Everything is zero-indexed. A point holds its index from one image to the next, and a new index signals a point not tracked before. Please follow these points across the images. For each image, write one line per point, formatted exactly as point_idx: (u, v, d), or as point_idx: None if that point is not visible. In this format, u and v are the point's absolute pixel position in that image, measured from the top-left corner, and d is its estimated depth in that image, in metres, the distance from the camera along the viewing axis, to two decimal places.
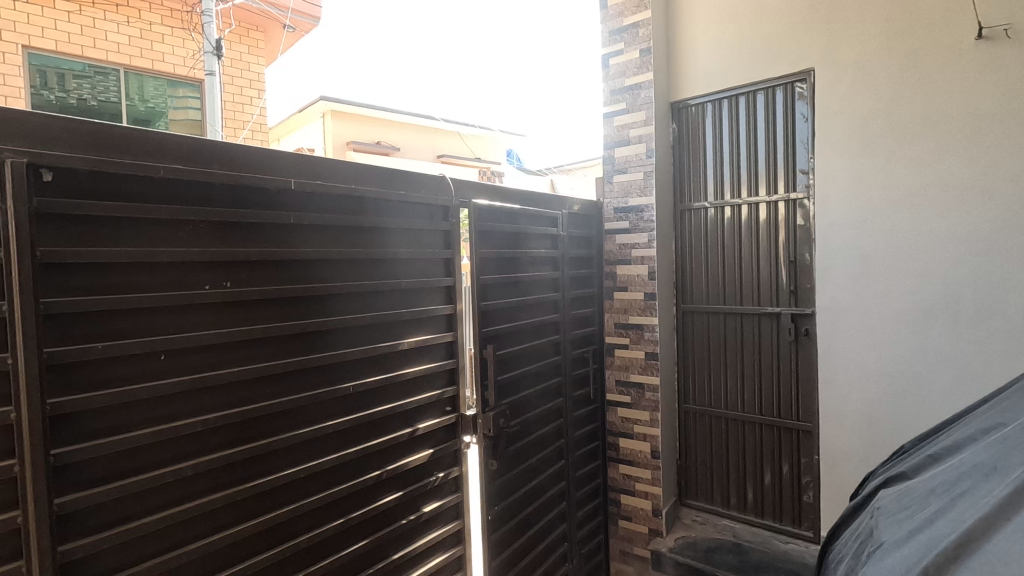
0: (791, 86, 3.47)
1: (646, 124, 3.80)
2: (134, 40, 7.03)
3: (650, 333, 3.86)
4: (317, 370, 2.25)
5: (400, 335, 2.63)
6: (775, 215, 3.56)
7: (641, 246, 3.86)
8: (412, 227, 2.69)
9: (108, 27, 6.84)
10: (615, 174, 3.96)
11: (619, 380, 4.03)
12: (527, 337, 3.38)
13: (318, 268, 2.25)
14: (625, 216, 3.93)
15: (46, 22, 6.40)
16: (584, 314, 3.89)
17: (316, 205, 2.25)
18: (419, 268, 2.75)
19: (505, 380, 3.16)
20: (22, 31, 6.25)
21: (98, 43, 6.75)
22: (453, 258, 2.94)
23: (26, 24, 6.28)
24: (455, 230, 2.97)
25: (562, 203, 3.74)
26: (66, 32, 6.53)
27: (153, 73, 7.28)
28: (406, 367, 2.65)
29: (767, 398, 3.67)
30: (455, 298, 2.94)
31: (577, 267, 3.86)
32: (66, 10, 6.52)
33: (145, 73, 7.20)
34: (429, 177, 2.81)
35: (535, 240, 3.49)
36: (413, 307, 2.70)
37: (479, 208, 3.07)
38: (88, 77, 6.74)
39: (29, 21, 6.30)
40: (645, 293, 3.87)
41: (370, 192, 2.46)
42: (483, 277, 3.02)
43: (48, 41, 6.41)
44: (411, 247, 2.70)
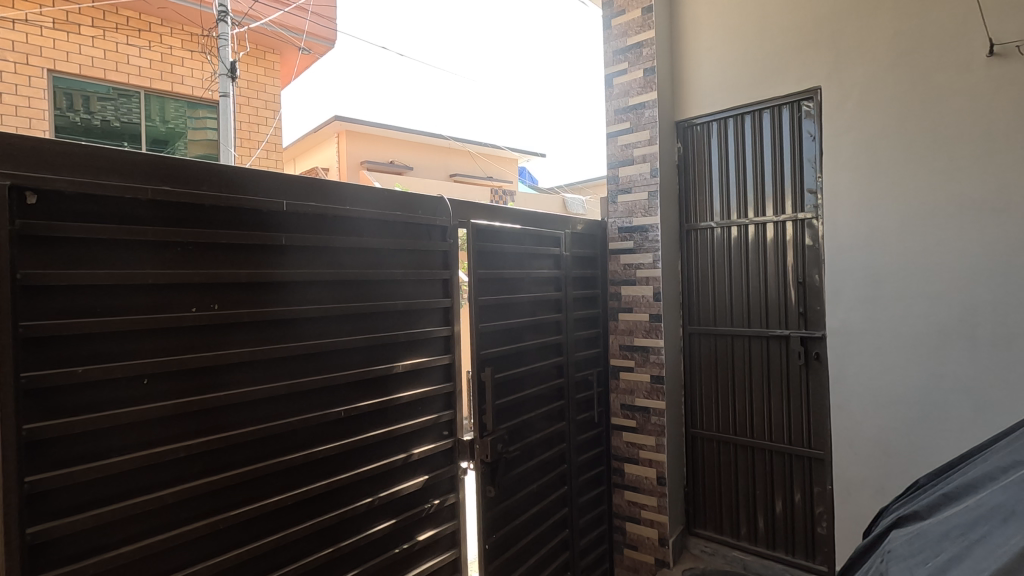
0: (797, 105, 3.41)
1: (650, 144, 3.75)
2: (155, 65, 7.20)
3: (655, 355, 3.76)
4: (307, 393, 2.20)
5: (395, 357, 2.58)
6: (783, 236, 3.47)
7: (645, 266, 3.79)
8: (409, 247, 2.66)
9: (131, 51, 7.02)
10: (619, 194, 3.91)
11: (624, 404, 3.93)
12: (528, 359, 3.31)
13: (310, 290, 2.21)
14: (629, 236, 3.87)
15: (71, 47, 6.57)
16: (587, 336, 3.81)
17: (309, 226, 2.23)
18: (415, 289, 2.71)
19: (505, 404, 3.08)
20: (48, 56, 6.41)
21: (120, 66, 6.91)
22: (452, 279, 2.90)
23: (52, 49, 6.44)
24: (454, 251, 2.93)
25: (564, 223, 3.69)
26: (89, 56, 6.69)
27: (174, 96, 7.44)
28: (401, 391, 2.59)
29: (777, 424, 3.54)
30: (453, 319, 2.90)
31: (580, 288, 3.79)
32: (90, 35, 6.70)
33: (166, 95, 7.38)
34: (427, 197, 2.79)
35: (536, 260, 3.45)
36: (409, 328, 2.66)
37: (479, 228, 3.03)
38: (112, 99, 6.92)
39: (56, 46, 6.46)
40: (650, 314, 3.78)
41: (366, 213, 2.44)
42: (482, 298, 2.97)
43: (73, 65, 6.58)
44: (407, 269, 2.66)
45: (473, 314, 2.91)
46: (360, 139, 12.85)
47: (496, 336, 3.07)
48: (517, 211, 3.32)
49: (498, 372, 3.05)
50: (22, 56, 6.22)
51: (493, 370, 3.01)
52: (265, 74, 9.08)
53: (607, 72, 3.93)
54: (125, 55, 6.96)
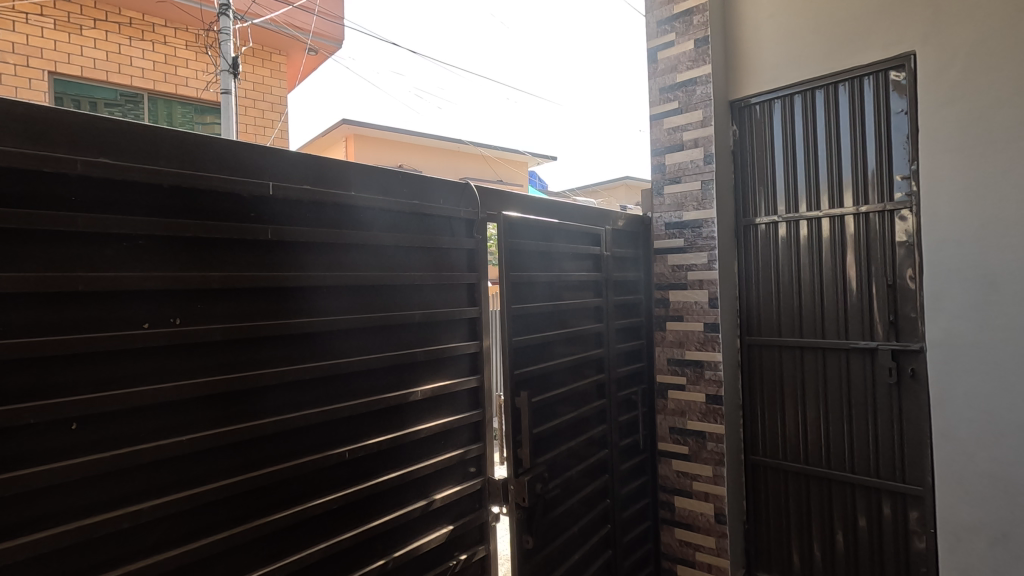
0: (883, 75, 2.88)
1: (703, 126, 3.24)
2: (158, 66, 6.81)
3: (711, 371, 3.24)
4: (305, 430, 1.67)
5: (412, 382, 2.07)
6: (866, 230, 2.94)
7: (699, 268, 3.28)
8: (428, 245, 2.16)
9: (133, 53, 6.64)
10: (666, 185, 3.40)
11: (673, 427, 3.40)
12: (567, 378, 2.80)
13: (306, 299, 1.70)
14: (679, 233, 3.35)
15: (72, 48, 6.14)
16: (630, 348, 3.31)
17: (303, 217, 1.72)
18: (435, 296, 2.21)
19: (543, 433, 2.56)
20: (48, 57, 5.97)
21: (122, 68, 6.49)
22: (479, 283, 2.40)
23: (53, 50, 6.01)
24: (481, 250, 2.43)
25: (605, 218, 3.20)
26: (91, 58, 6.26)
27: (179, 99, 7.07)
28: (419, 423, 2.09)
29: (860, 452, 3.00)
30: (480, 333, 2.40)
31: (622, 294, 3.29)
32: (92, 36, 6.28)
33: (173, 99, 7.01)
34: (450, 184, 2.29)
35: (574, 261, 2.94)
36: (428, 345, 2.15)
37: (510, 222, 2.52)
38: (118, 104, 6.53)
39: (56, 47, 6.03)
40: (705, 323, 3.26)
41: (376, 201, 1.94)
42: (515, 307, 2.46)
43: (74, 67, 6.15)
44: (426, 271, 2.16)
45: (504, 326, 2.40)
46: (368, 142, 12.46)
47: (531, 352, 2.56)
48: (551, 202, 2.83)
49: (533, 395, 2.53)
50: (21, 57, 5.80)
51: (529, 393, 2.50)
52: (271, 75, 8.70)
53: (650, 46, 3.43)
54: (127, 57, 6.56)
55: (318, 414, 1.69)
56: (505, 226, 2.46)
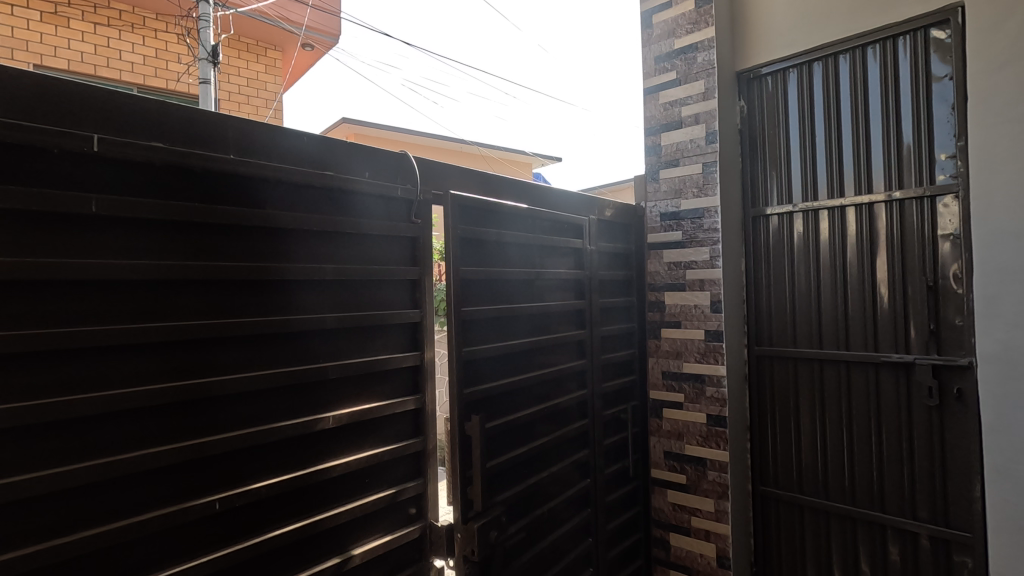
0: (922, 34, 2.38)
1: (704, 99, 2.76)
2: (150, 60, 6.35)
3: (713, 388, 2.74)
4: (153, 475, 1.25)
5: (324, 406, 1.61)
6: (900, 222, 2.45)
7: (698, 266, 2.80)
8: (349, 230, 1.68)
9: (122, 47, 6.17)
10: (662, 170, 2.92)
11: (668, 452, 2.92)
12: (536, 395, 2.32)
13: (155, 297, 1.27)
14: (676, 225, 2.88)
15: (59, 42, 5.70)
16: (619, 360, 2.84)
17: (154, 189, 1.29)
18: (361, 295, 1.74)
19: (503, 464, 2.09)
20: (34, 51, 5.53)
21: (112, 62, 6.04)
22: (424, 279, 1.93)
23: (39, 44, 5.58)
24: (427, 238, 1.95)
25: (590, 206, 2.76)
26: (78, 52, 5.80)
27: (170, 95, 6.59)
28: (333, 459, 1.61)
29: (892, 487, 2.50)
30: (423, 342, 1.92)
31: (608, 296, 2.83)
32: (81, 29, 5.83)
33: (164, 95, 6.54)
34: (384, 153, 1.82)
35: (546, 255, 2.46)
36: (346, 357, 1.68)
37: (465, 204, 2.03)
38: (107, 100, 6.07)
39: (43, 40, 5.59)
40: (707, 331, 2.77)
41: (267, 168, 1.48)
42: (467, 310, 1.98)
43: (62, 61, 5.71)
44: (344, 262, 1.68)
45: (452, 334, 1.93)
46: None
47: (488, 366, 2.09)
48: (518, 184, 2.33)
49: (488, 417, 2.06)
50: (4, 51, 5.37)
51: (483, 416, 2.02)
52: (266, 72, 8.12)
53: (643, 9, 2.97)
54: (116, 51, 6.10)
55: (169, 454, 1.26)
56: (455, 209, 1.97)
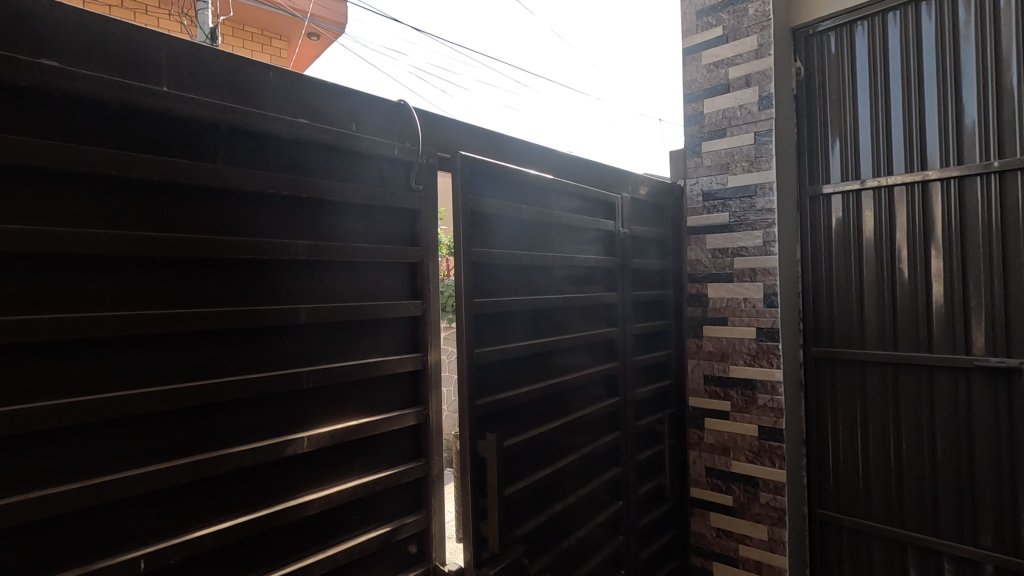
0: None
1: (756, 57, 2.35)
2: None
3: (766, 396, 2.34)
4: (41, 528, 0.89)
5: (296, 425, 1.24)
6: (999, 198, 2.04)
7: (748, 253, 2.40)
8: (329, 197, 1.31)
9: None
10: (704, 141, 2.52)
11: (710, 469, 2.52)
12: (560, 405, 1.95)
13: (42, 277, 0.91)
14: (721, 206, 2.48)
15: None
16: (653, 362, 2.46)
17: (40, 126, 0.92)
18: (346, 281, 1.36)
19: (524, 491, 1.71)
20: None
21: None
22: (427, 263, 1.55)
23: None
24: (431, 211, 1.57)
25: (622, 183, 2.37)
26: None
27: None
28: (307, 493, 1.24)
29: (985, 516, 2.09)
30: (425, 341, 1.54)
31: (641, 287, 2.44)
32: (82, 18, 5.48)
33: None
34: (380, 103, 1.44)
35: (570, 237, 2.07)
36: (323, 360, 1.30)
37: (480, 171, 1.65)
38: None
39: None
40: (759, 329, 2.37)
41: (214, 108, 1.10)
42: (479, 301, 1.60)
43: None
44: (323, 239, 1.31)
45: (462, 332, 1.55)
46: None
47: (504, 370, 1.71)
48: (539, 149, 1.94)
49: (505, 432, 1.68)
50: None
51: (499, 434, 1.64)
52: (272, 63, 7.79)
53: None
54: None
55: (64, 499, 0.90)
56: (468, 175, 1.58)
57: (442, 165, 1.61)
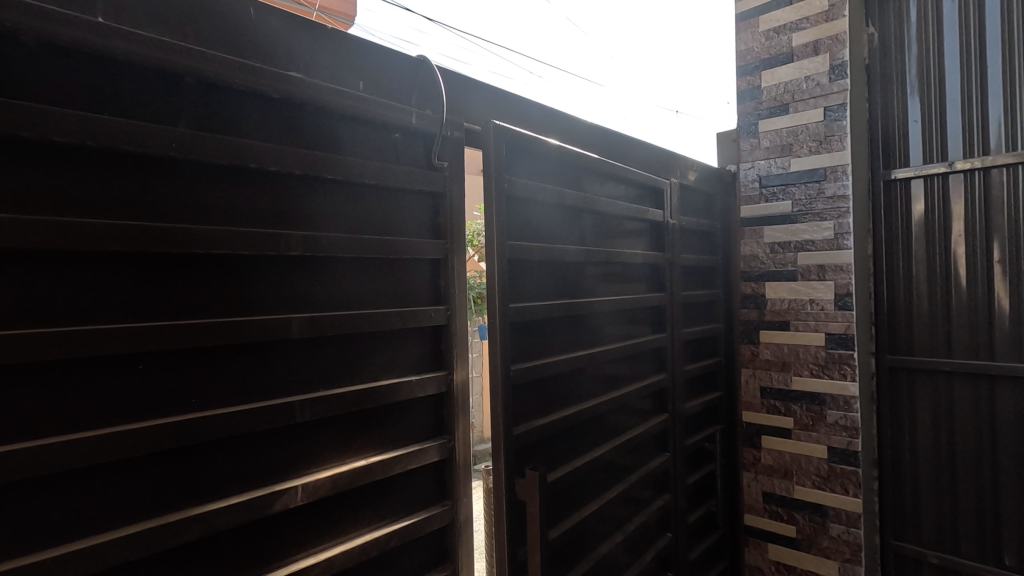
0: None
1: (826, 21, 2.03)
2: None
3: (837, 413, 2.03)
4: None
5: (287, 471, 0.96)
6: None
7: (815, 248, 2.08)
8: (330, 175, 1.02)
9: None
10: (762, 120, 2.20)
11: (768, 494, 2.21)
12: (605, 428, 1.66)
13: None
14: (784, 193, 2.16)
15: None
16: (702, 372, 2.16)
17: None
18: (352, 282, 1.07)
19: (566, 536, 1.43)
20: None
21: None
22: (451, 258, 1.25)
23: None
24: (456, 194, 1.27)
25: (670, 167, 2.06)
26: None
27: None
28: (302, 558, 0.96)
29: None
30: (449, 355, 1.24)
31: (690, 287, 2.14)
32: None
33: None
34: (397, 59, 1.15)
35: (613, 227, 1.77)
36: (323, 385, 1.02)
37: (517, 144, 1.34)
38: None
39: None
40: (829, 335, 2.05)
41: (176, 51, 0.83)
42: (516, 307, 1.31)
43: None
44: (319, 229, 1.02)
45: (496, 346, 1.25)
46: None
47: (542, 390, 1.42)
48: (582, 122, 1.63)
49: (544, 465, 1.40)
50: None
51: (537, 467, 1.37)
52: None
53: None
54: None
55: None
56: (504, 151, 1.28)
57: (470, 138, 1.31)
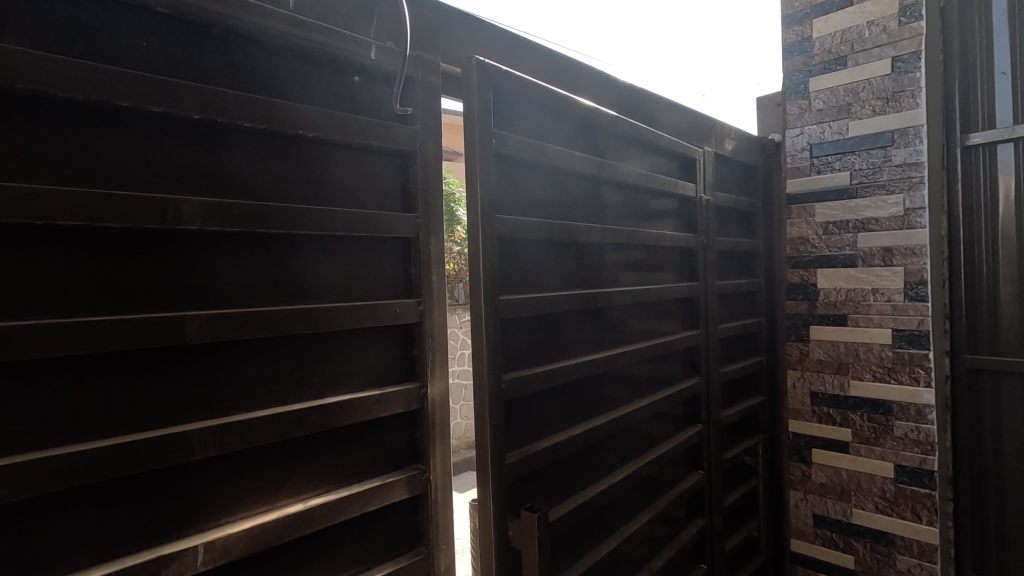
0: None
1: None
2: None
3: (907, 423, 1.71)
4: None
5: (182, 526, 0.70)
6: None
7: (879, 228, 1.75)
8: (244, 122, 0.75)
9: None
10: (813, 77, 1.86)
11: (819, 517, 1.89)
12: (624, 446, 1.38)
13: None
14: (841, 163, 1.83)
15: None
16: (738, 375, 1.86)
17: None
18: (284, 267, 0.80)
19: None
20: None
21: None
22: (425, 236, 0.97)
23: None
24: (433, 154, 0.99)
25: (704, 133, 1.75)
26: None
27: None
28: None
29: None
30: (422, 363, 0.95)
31: (725, 276, 1.85)
32: None
33: None
34: None
35: (631, 201, 1.47)
36: (237, 407, 0.75)
37: (507, 91, 1.05)
38: None
39: None
40: (896, 331, 1.72)
41: None
42: (508, 299, 1.03)
43: None
44: (226, 195, 0.75)
45: (481, 351, 0.97)
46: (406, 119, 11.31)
47: (545, 404, 1.14)
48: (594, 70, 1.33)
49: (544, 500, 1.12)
50: None
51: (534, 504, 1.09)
52: None
53: None
54: None
55: None
56: (489, 97, 0.99)
57: (448, 84, 1.03)
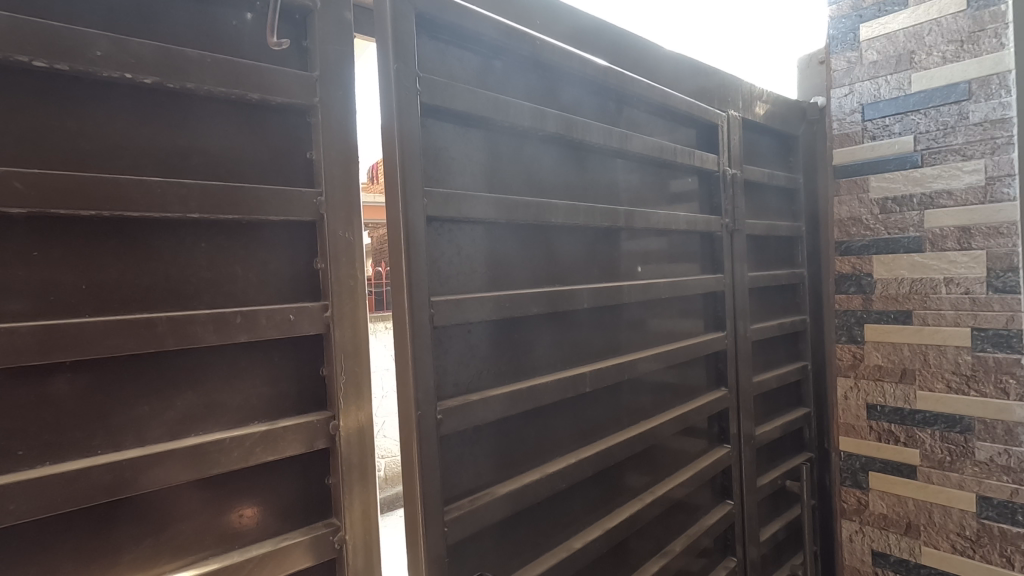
0: None
1: None
2: None
3: (991, 445, 1.37)
4: None
5: None
6: None
7: (951, 203, 1.42)
8: (24, 57, 0.53)
9: None
10: (865, 22, 1.53)
11: (881, 555, 1.57)
12: (625, 476, 1.13)
13: None
14: (900, 125, 1.50)
15: None
16: (774, 384, 1.57)
17: None
18: (108, 264, 0.58)
19: None
20: None
21: None
22: (336, 218, 0.73)
23: None
24: (344, 106, 0.74)
25: (730, 94, 1.45)
26: None
27: None
28: None
29: None
30: (332, 390, 0.73)
31: (757, 266, 1.56)
32: None
33: None
34: None
35: (641, 175, 1.20)
36: (36, 459, 0.55)
37: (437, 23, 0.82)
38: None
39: None
40: (975, 330, 1.39)
41: None
42: (451, 298, 0.80)
43: None
44: (1, 165, 0.53)
45: (414, 375, 0.76)
46: None
47: (511, 434, 0.90)
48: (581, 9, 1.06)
49: (508, 555, 0.90)
50: None
51: (493, 561, 0.88)
52: None
53: None
54: None
55: None
56: (411, 30, 0.77)
57: (360, 21, 0.81)
